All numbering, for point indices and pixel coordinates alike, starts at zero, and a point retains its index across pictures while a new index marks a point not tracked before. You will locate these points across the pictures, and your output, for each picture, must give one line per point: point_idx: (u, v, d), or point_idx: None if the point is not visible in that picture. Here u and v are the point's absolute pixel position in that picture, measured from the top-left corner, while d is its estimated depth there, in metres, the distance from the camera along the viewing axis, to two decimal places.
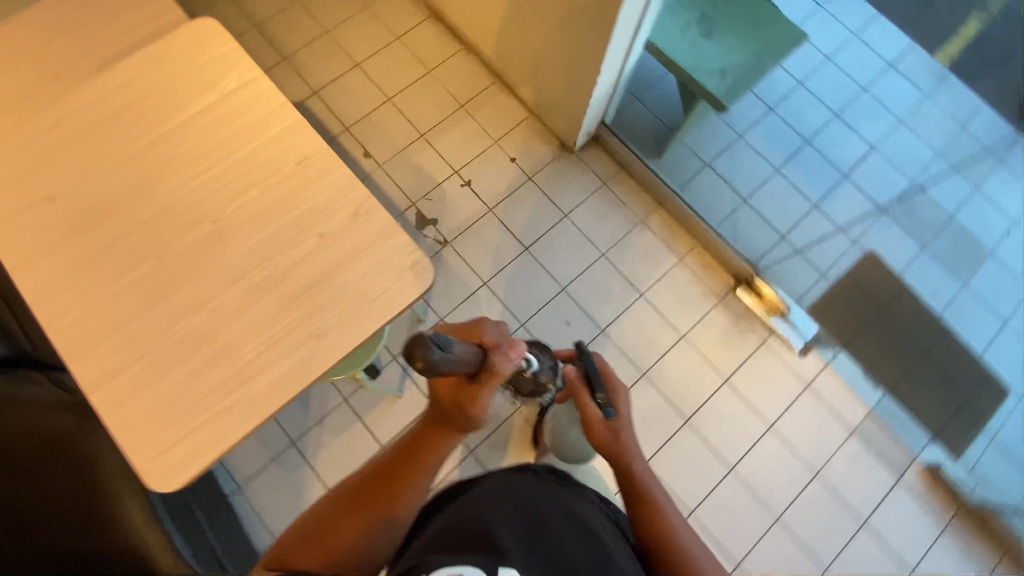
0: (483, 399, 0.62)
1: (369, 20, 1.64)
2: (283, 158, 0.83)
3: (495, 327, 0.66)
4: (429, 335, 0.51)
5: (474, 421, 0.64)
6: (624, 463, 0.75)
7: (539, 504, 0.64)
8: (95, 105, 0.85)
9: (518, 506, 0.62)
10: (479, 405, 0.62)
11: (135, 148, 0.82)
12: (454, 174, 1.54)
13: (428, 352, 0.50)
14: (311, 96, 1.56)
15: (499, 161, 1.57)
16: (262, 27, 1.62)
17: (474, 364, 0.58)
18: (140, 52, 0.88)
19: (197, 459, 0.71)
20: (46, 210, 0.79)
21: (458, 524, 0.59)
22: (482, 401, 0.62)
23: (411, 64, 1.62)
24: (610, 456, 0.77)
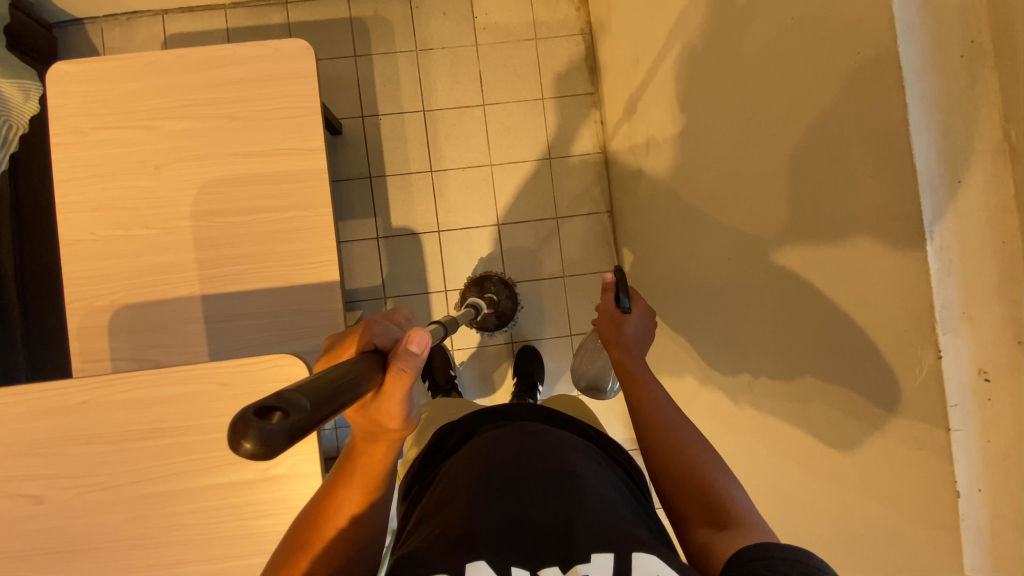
0: (405, 390, 0.48)
1: (541, 176, 1.35)
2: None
3: (381, 321, 0.51)
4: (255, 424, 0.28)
5: (405, 426, 0.52)
6: (634, 386, 0.78)
7: (498, 463, 0.73)
8: (130, 409, 0.70)
9: (477, 462, 0.74)
10: (397, 406, 0.49)
11: (146, 494, 0.70)
12: (505, 350, 1.37)
13: (274, 414, 0.29)
14: (432, 233, 1.34)
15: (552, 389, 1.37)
16: (428, 113, 1.33)
17: (365, 369, 0.43)
18: (207, 367, 0.70)
19: None
20: (26, 510, 0.69)
21: (437, 503, 0.70)
22: (402, 395, 0.48)
23: (550, 254, 1.36)
24: (627, 389, 0.80)
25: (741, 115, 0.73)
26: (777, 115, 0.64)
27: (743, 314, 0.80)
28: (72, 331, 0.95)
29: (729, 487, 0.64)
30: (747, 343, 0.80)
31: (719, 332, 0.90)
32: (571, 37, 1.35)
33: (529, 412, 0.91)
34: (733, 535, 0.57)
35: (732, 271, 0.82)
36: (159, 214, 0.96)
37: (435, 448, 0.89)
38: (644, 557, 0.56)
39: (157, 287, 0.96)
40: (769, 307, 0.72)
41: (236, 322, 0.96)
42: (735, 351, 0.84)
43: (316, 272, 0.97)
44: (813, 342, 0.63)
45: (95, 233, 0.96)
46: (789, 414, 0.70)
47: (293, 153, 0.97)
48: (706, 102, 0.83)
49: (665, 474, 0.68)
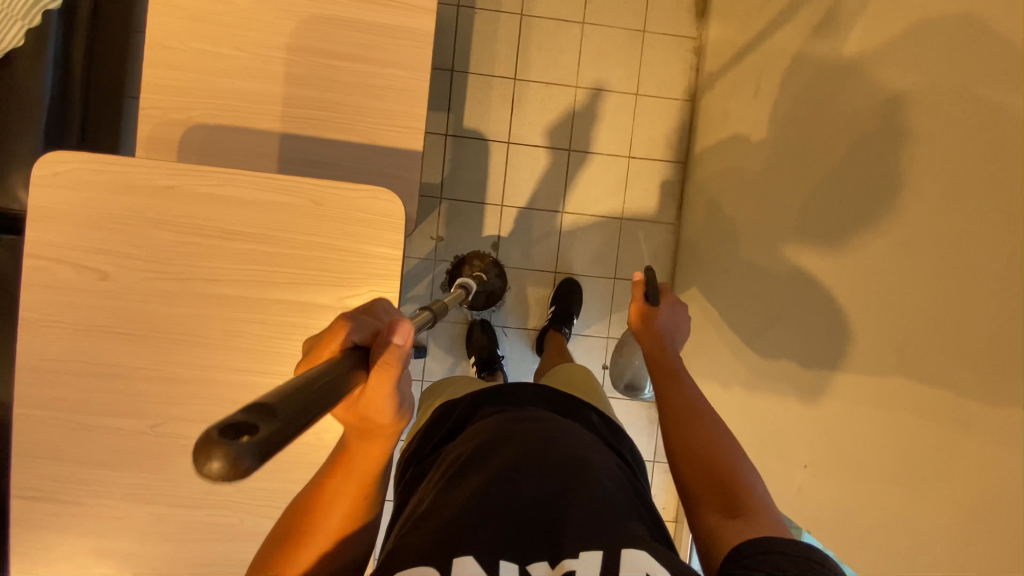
0: (393, 383, 0.45)
1: (624, 110, 1.31)
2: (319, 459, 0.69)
3: (356, 315, 0.46)
4: (226, 437, 0.28)
5: (398, 421, 0.49)
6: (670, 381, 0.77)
7: (497, 448, 0.69)
8: (214, 205, 0.67)
9: (481, 449, 0.70)
10: (387, 397, 0.47)
11: (217, 294, 0.68)
12: (546, 282, 1.35)
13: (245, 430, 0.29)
14: (500, 142, 1.31)
15: (585, 327, 1.36)
16: (525, 19, 1.28)
17: (350, 364, 0.42)
18: (302, 181, 0.68)
19: None
20: (89, 285, 0.67)
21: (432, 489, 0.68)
22: (391, 387, 0.45)
23: (614, 191, 1.33)
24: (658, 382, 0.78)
25: (891, 35, 0.70)
26: (942, 27, 0.62)
27: (830, 254, 0.79)
28: (141, 139, 0.92)
29: (742, 472, 0.62)
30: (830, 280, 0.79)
31: (790, 275, 0.89)
32: None
33: (539, 394, 0.86)
34: (745, 522, 0.55)
35: (828, 201, 0.80)
36: (254, 39, 0.92)
37: (437, 426, 0.87)
38: (634, 554, 0.54)
39: (238, 113, 0.92)
40: (875, 230, 0.70)
41: (310, 168, 0.93)
42: (808, 292, 0.83)
43: (400, 136, 0.94)
44: (930, 250, 0.62)
45: (184, 43, 0.91)
46: (869, 341, 0.70)
47: (404, 9, 0.93)
48: (841, 42, 0.81)
49: (679, 472, 0.66)
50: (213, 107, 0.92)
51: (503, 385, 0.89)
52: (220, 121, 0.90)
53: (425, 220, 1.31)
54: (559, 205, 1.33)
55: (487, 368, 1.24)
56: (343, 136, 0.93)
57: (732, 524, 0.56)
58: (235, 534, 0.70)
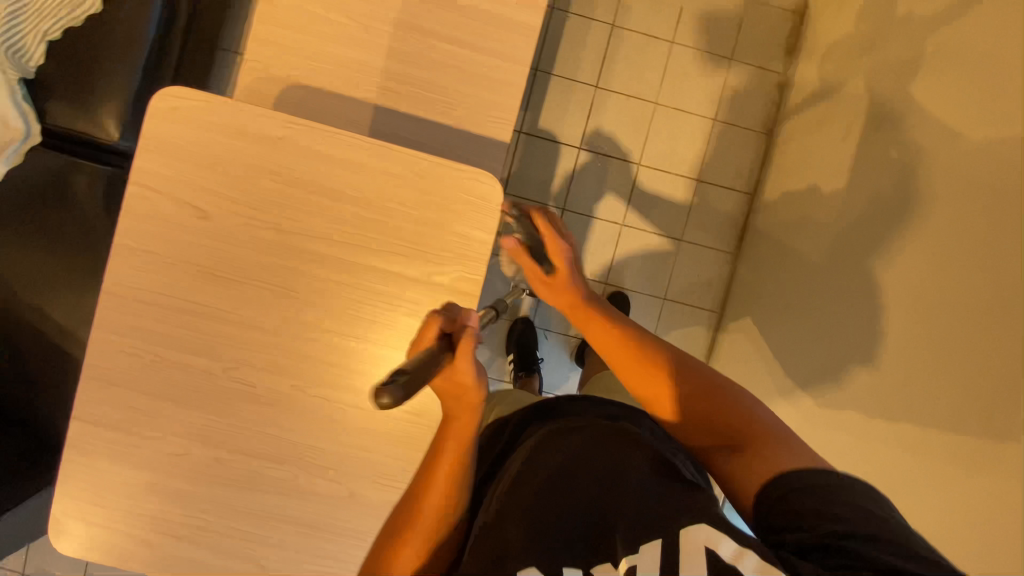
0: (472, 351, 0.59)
1: (699, 133, 1.31)
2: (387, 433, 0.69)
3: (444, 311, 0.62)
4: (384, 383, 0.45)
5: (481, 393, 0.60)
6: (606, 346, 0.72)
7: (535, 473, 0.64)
8: (321, 164, 0.68)
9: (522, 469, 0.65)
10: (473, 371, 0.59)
11: (310, 251, 0.68)
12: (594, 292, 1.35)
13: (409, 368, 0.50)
14: (571, 147, 1.31)
15: None
16: (615, 30, 1.29)
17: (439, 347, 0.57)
18: (409, 153, 0.68)
19: (102, 537, 0.71)
20: (187, 222, 0.68)
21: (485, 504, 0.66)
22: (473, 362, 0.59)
23: (676, 212, 1.33)
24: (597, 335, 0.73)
25: (1015, 87, 0.69)
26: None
27: (928, 304, 0.78)
28: (240, 90, 0.93)
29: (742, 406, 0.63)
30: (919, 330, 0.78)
31: (870, 320, 0.87)
32: (783, 12, 1.30)
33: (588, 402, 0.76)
34: (756, 454, 0.59)
35: (930, 248, 0.79)
36: (363, 8, 0.93)
37: (490, 441, 0.82)
38: (695, 531, 0.56)
39: (337, 79, 0.93)
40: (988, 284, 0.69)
41: (398, 143, 0.94)
42: (890, 340, 0.82)
43: (490, 125, 0.95)
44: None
45: (295, 3, 0.93)
46: (978, 394, 0.68)
47: (513, 0, 0.93)
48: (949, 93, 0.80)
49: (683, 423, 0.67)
50: (314, 69, 0.93)
51: (569, 395, 0.91)
52: (319, 84, 0.92)
53: None
54: (619, 218, 1.33)
55: (527, 368, 1.23)
56: (435, 117, 0.94)
57: (752, 460, 0.59)
58: (286, 490, 0.70)
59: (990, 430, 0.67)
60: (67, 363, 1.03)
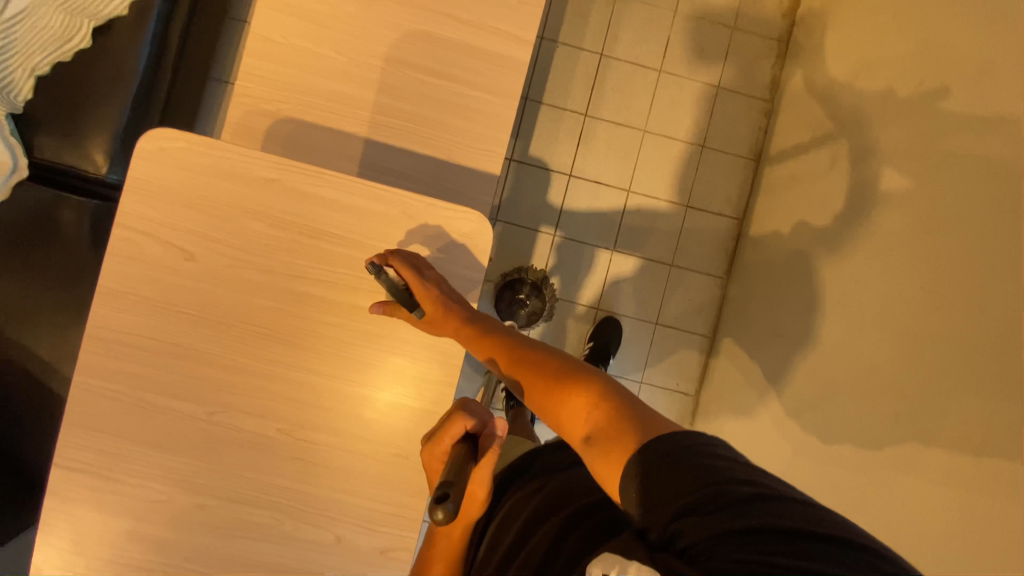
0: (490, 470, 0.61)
1: (688, 160, 1.33)
2: (392, 484, 0.69)
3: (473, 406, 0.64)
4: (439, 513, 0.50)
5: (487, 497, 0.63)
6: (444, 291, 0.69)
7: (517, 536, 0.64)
8: (310, 204, 0.68)
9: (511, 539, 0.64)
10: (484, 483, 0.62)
11: (299, 292, 0.68)
12: (586, 318, 1.34)
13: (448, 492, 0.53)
14: (562, 175, 1.32)
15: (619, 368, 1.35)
16: (604, 59, 1.31)
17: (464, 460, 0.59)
18: (399, 194, 0.68)
19: None
20: (174, 263, 0.67)
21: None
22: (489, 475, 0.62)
23: (667, 238, 1.34)
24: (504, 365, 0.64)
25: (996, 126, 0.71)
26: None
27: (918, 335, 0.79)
28: (229, 125, 0.93)
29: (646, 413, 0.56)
30: (911, 361, 0.79)
31: (862, 350, 0.88)
32: (768, 41, 1.32)
33: (554, 449, 0.76)
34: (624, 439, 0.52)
35: (918, 278, 0.80)
36: (353, 44, 0.94)
37: None
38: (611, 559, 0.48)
39: (327, 113, 0.94)
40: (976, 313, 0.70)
41: (389, 177, 0.94)
42: (887, 374, 0.83)
43: (480, 158, 0.95)
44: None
45: (286, 39, 0.93)
46: (976, 423, 0.69)
47: (503, 37, 0.95)
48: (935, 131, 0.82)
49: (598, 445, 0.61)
50: (304, 104, 0.93)
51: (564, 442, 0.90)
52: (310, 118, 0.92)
53: None
54: (611, 244, 1.33)
55: (519, 397, 1.22)
56: (426, 150, 0.95)
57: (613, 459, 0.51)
58: (273, 537, 0.69)
59: (991, 458, 0.67)
60: (50, 396, 1.01)
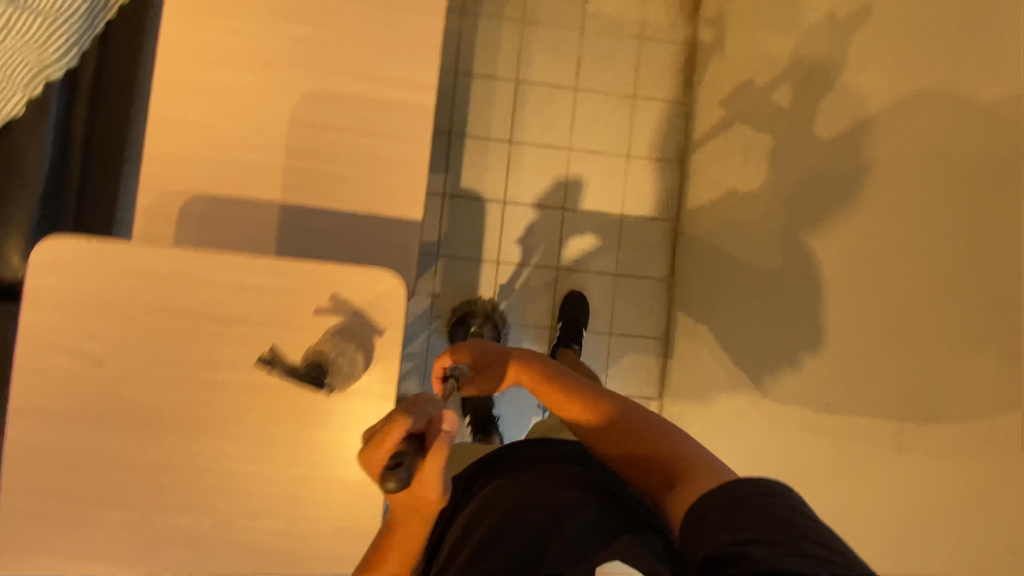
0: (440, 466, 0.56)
1: (617, 171, 1.35)
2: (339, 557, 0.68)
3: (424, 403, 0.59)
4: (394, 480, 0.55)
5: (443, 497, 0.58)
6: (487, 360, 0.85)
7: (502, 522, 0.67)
8: (216, 290, 0.67)
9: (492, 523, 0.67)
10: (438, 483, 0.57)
11: (217, 380, 0.67)
12: (541, 338, 1.35)
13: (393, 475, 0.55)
14: (497, 202, 1.33)
15: None
16: (520, 85, 1.33)
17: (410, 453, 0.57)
18: (305, 267, 0.68)
19: None
20: (84, 371, 0.66)
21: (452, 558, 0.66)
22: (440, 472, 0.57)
23: (609, 249, 1.36)
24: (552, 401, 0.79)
25: None
26: None
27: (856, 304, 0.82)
28: (140, 210, 0.92)
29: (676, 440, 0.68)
30: (848, 333, 0.83)
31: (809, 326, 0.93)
32: (675, 46, 1.36)
33: (539, 447, 0.79)
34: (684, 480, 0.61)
35: (845, 255, 0.85)
36: (256, 113, 0.93)
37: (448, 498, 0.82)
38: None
39: (238, 185, 0.93)
40: (907, 281, 0.74)
41: (310, 238, 0.94)
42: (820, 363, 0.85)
43: (400, 206, 0.95)
44: (960, 293, 0.67)
45: (187, 116, 0.93)
46: (913, 388, 0.72)
47: (406, 85, 0.96)
48: (852, 120, 0.85)
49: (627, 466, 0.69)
50: (214, 178, 0.93)
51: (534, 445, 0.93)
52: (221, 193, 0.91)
53: (420, 278, 1.31)
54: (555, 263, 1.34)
55: (484, 429, 1.22)
56: (344, 207, 0.94)
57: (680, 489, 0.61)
58: None
59: None
60: None
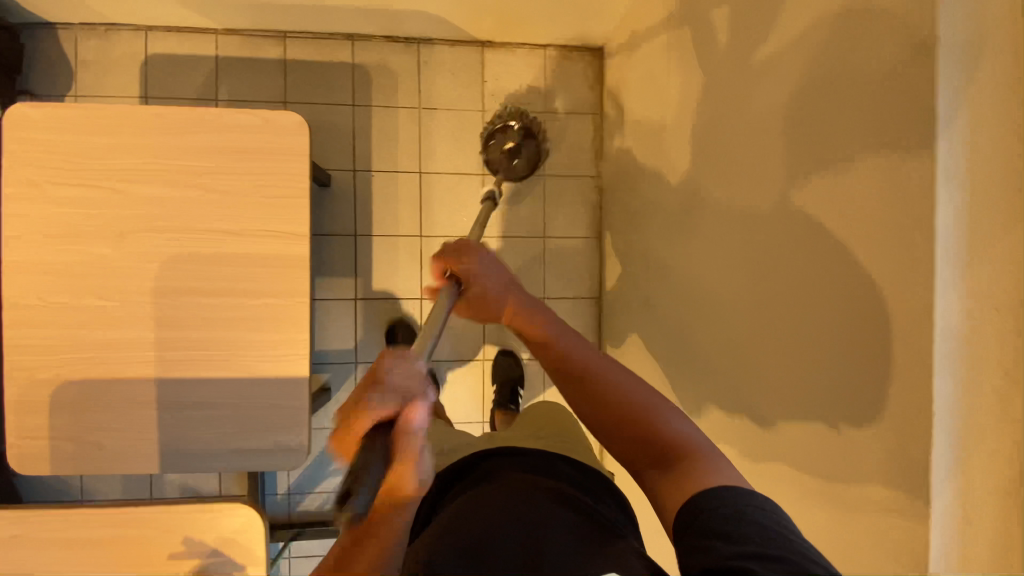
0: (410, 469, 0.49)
1: (535, 253, 1.31)
2: None
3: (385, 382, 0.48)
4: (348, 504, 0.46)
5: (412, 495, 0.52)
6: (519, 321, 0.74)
7: (471, 528, 0.69)
8: None
9: (462, 526, 0.70)
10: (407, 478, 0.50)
11: None
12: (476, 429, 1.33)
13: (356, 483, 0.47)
14: (413, 299, 1.28)
15: None
16: (423, 175, 1.27)
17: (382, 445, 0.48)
18: None
19: None
20: None
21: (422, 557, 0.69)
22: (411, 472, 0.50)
23: (535, 332, 1.33)
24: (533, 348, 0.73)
25: None
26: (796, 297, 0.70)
27: (750, 409, 0.81)
28: (8, 405, 0.87)
29: (661, 411, 0.63)
30: (751, 460, 0.81)
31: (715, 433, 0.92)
32: (583, 116, 1.31)
33: (503, 459, 0.86)
34: (682, 470, 0.58)
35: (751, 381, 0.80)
36: (117, 286, 0.87)
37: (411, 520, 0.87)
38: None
39: (108, 364, 0.87)
40: (804, 388, 0.69)
41: (194, 410, 0.89)
42: None
43: (286, 365, 0.91)
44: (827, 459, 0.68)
45: (42, 299, 0.87)
46: None
47: (279, 236, 0.90)
48: (733, 240, 0.83)
49: (599, 416, 0.65)
50: (81, 362, 0.87)
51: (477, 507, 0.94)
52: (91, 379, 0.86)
53: (341, 388, 1.26)
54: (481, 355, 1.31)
55: None
56: (226, 373, 0.90)
57: (676, 483, 0.58)
58: None
59: None
60: None
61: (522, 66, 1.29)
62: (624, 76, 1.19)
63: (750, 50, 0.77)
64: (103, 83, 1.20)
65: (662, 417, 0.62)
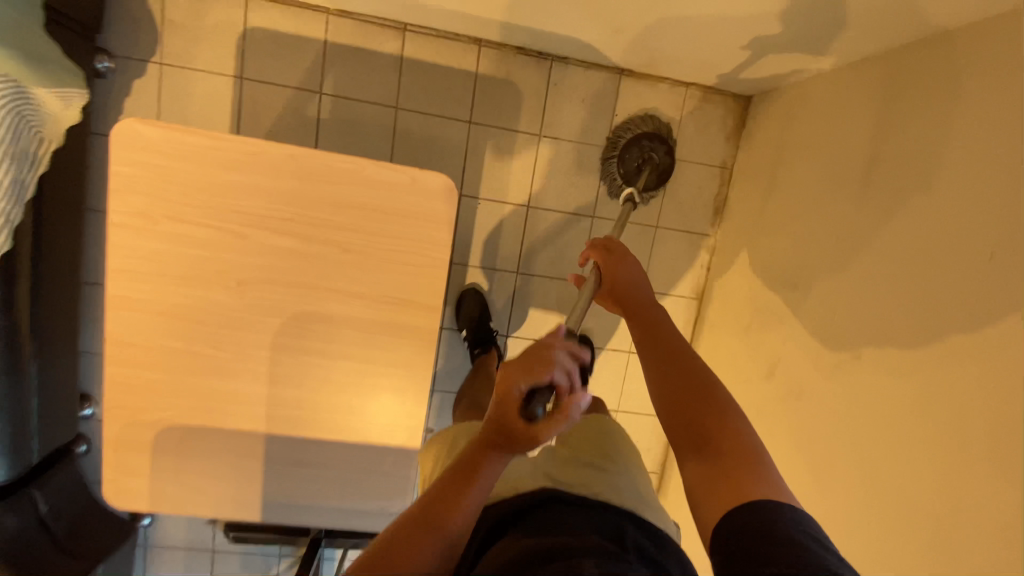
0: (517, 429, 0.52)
1: None
2: None
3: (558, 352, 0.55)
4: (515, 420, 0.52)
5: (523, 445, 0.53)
6: (643, 315, 0.77)
7: None
8: None
9: None
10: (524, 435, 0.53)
11: None
12: None
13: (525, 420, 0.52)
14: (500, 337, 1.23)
15: None
16: (531, 209, 1.18)
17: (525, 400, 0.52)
18: None
19: None
20: None
21: None
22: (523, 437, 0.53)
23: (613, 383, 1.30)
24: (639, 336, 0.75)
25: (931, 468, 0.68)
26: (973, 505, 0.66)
27: None
28: (107, 442, 0.82)
29: (732, 415, 0.63)
30: None
31: None
32: (710, 168, 1.21)
33: (575, 512, 0.67)
34: (733, 472, 0.57)
35: None
36: (231, 336, 0.81)
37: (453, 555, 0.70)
38: None
39: (216, 414, 0.83)
40: None
41: (299, 467, 0.86)
42: None
43: (398, 435, 0.87)
44: None
45: (150, 340, 0.80)
46: None
47: (409, 306, 0.83)
48: None
49: (669, 410, 0.65)
50: (187, 409, 0.82)
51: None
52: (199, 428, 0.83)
53: None
54: None
55: None
56: (336, 436, 0.86)
57: (721, 486, 0.57)
58: None
59: None
60: None
61: (657, 103, 1.17)
62: (772, 142, 1.09)
63: (958, 207, 0.69)
64: (192, 53, 1.04)
65: (733, 418, 0.61)
